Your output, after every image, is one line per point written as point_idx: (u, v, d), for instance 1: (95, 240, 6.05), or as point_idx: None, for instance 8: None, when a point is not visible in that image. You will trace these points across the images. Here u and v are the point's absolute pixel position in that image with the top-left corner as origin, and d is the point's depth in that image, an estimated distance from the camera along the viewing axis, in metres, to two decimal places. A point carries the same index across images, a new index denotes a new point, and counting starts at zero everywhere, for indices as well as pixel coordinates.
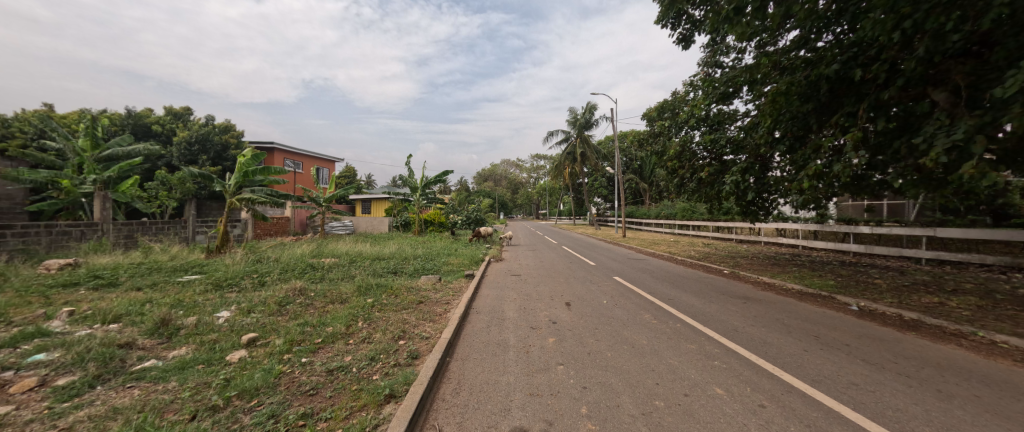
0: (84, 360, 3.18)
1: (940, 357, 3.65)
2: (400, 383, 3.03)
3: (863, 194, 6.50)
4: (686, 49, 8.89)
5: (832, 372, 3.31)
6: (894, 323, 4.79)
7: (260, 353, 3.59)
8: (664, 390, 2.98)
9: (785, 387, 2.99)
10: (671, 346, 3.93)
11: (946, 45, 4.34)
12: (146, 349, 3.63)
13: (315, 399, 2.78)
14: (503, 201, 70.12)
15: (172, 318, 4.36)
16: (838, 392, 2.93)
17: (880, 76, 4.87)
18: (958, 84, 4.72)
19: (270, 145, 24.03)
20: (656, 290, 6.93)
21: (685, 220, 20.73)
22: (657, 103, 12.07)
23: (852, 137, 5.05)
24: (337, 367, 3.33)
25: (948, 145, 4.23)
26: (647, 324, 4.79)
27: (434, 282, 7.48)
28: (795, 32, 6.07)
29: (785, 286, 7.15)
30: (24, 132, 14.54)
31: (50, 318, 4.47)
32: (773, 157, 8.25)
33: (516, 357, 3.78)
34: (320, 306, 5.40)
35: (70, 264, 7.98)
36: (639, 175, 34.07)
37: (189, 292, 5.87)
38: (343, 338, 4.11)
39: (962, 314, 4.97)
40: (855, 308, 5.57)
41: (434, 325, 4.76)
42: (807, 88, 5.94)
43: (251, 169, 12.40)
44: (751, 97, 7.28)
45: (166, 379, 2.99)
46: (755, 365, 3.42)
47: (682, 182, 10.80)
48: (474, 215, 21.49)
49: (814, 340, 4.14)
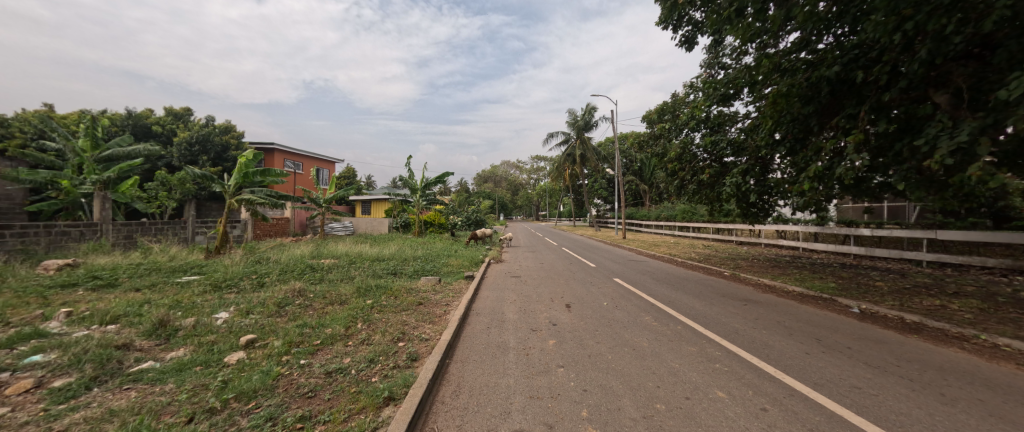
0: (80, 362, 3.16)
1: (943, 360, 3.62)
2: (399, 385, 3.00)
3: (865, 196, 6.47)
4: (688, 51, 8.88)
5: (834, 375, 3.28)
6: (896, 326, 4.77)
7: (258, 355, 3.57)
8: (664, 393, 2.96)
9: (787, 390, 2.97)
10: (671, 349, 3.90)
11: (947, 47, 4.34)
12: (143, 350, 3.60)
13: (313, 401, 2.76)
14: (503, 202, 70.15)
15: (171, 319, 4.34)
16: (841, 395, 2.91)
17: (881, 78, 4.86)
18: (959, 86, 4.71)
19: (270, 145, 24.04)
20: (655, 292, 6.91)
21: (685, 222, 20.73)
22: (657, 105, 12.08)
23: (854, 139, 5.04)
24: (336, 369, 3.30)
25: (949, 148, 4.22)
26: (648, 326, 4.78)
27: (434, 283, 7.47)
28: (795, 34, 6.07)
29: (786, 289, 7.13)
30: (24, 132, 14.54)
31: (47, 319, 4.45)
32: (774, 159, 8.17)
33: (515, 359, 3.76)
34: (319, 307, 5.38)
35: (69, 264, 7.96)
36: (639, 176, 34.08)
37: (188, 293, 5.85)
38: (342, 339, 4.09)
39: (963, 317, 4.95)
40: (857, 311, 5.55)
41: (434, 327, 4.73)
42: (807, 90, 5.94)
43: (250, 169, 12.36)
44: (752, 99, 7.28)
45: (163, 381, 2.97)
46: (757, 368, 3.40)
47: (682, 184, 10.78)
48: (474, 217, 22.38)
49: (815, 343, 4.13)
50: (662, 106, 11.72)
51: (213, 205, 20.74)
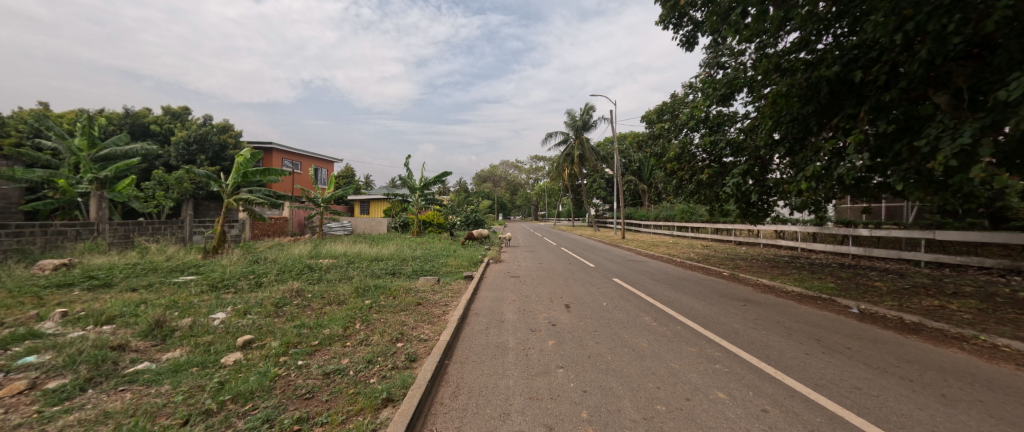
0: (75, 363, 3.12)
1: (943, 361, 3.61)
2: (397, 387, 2.98)
3: (864, 196, 6.47)
4: (689, 51, 8.87)
5: (834, 375, 3.28)
6: (895, 327, 4.76)
7: (256, 355, 3.54)
8: (664, 394, 2.95)
9: (787, 391, 2.96)
10: (671, 350, 3.90)
11: (947, 48, 4.33)
12: (139, 351, 3.56)
13: (311, 403, 2.73)
14: (502, 202, 70.14)
15: (167, 319, 4.31)
16: (841, 396, 2.90)
17: (881, 78, 4.85)
18: (959, 86, 4.71)
19: (268, 145, 23.94)
20: (654, 292, 6.90)
21: (683, 222, 20.78)
22: (657, 105, 12.07)
23: (853, 140, 5.04)
24: (334, 370, 3.27)
25: (949, 149, 4.22)
26: (647, 327, 4.77)
27: (433, 283, 7.45)
28: (795, 34, 6.07)
29: (785, 289, 7.13)
30: (19, 130, 14.45)
31: (41, 320, 4.41)
32: (773, 159, 8.15)
33: (515, 360, 3.74)
34: (317, 307, 5.36)
35: (65, 264, 7.90)
36: (638, 177, 34.12)
37: (185, 293, 5.82)
38: (340, 340, 4.06)
39: (963, 317, 4.96)
40: (856, 311, 5.55)
41: (433, 327, 4.72)
42: (807, 90, 5.93)
43: (249, 169, 12.33)
44: (752, 99, 7.27)
45: (159, 382, 2.94)
46: (757, 369, 3.39)
47: (681, 184, 10.79)
48: (474, 216, 22.14)
49: (815, 343, 4.12)
50: (661, 106, 11.71)
51: (211, 205, 20.66)
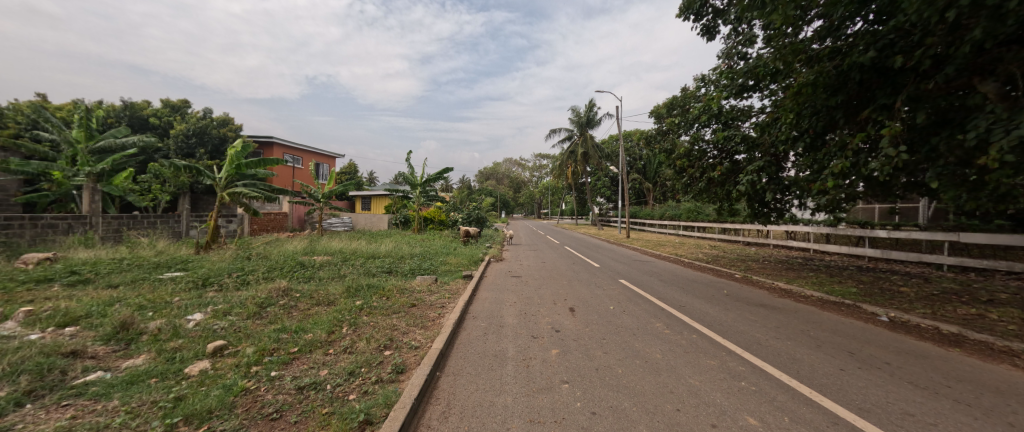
0: (17, 373, 2.75)
1: (1000, 381, 3.19)
2: (379, 406, 2.60)
3: (889, 197, 5.99)
4: (709, 40, 8.39)
5: (880, 398, 2.87)
6: (933, 338, 4.34)
7: (225, 365, 3.16)
8: (686, 418, 2.55)
9: (829, 417, 2.56)
10: (689, 363, 3.50)
11: (1005, 27, 3.84)
12: (97, 358, 3.20)
13: (276, 425, 2.36)
14: (505, 199, 69.62)
15: (136, 321, 3.93)
16: (894, 425, 2.48)
17: (924, 63, 4.39)
18: (1009, 74, 4.24)
19: (269, 139, 23.64)
20: (664, 296, 6.49)
21: (690, 222, 20.42)
22: (668, 98, 11.62)
23: (891, 132, 4.54)
24: (310, 384, 2.90)
25: (1005, 142, 3.76)
26: (659, 335, 4.36)
27: (430, 283, 7.04)
28: (823, 19, 5.66)
29: (804, 294, 6.67)
30: (18, 121, 14.53)
31: (4, 320, 4.08)
32: (789, 156, 7.84)
33: (515, 373, 3.36)
34: (303, 308, 4.99)
35: (49, 259, 7.57)
36: (644, 175, 33.65)
37: (165, 292, 5.43)
38: (322, 347, 3.68)
39: (1006, 328, 4.51)
40: (885, 319, 5.11)
41: (426, 332, 4.34)
42: (836, 79, 5.45)
43: (244, 162, 11.95)
44: (774, 90, 6.83)
45: (108, 396, 2.59)
46: (790, 388, 2.97)
47: (689, 181, 10.34)
48: (474, 213, 19.46)
49: (848, 357, 3.71)
50: (672, 101, 11.33)
51: (210, 199, 20.45)
